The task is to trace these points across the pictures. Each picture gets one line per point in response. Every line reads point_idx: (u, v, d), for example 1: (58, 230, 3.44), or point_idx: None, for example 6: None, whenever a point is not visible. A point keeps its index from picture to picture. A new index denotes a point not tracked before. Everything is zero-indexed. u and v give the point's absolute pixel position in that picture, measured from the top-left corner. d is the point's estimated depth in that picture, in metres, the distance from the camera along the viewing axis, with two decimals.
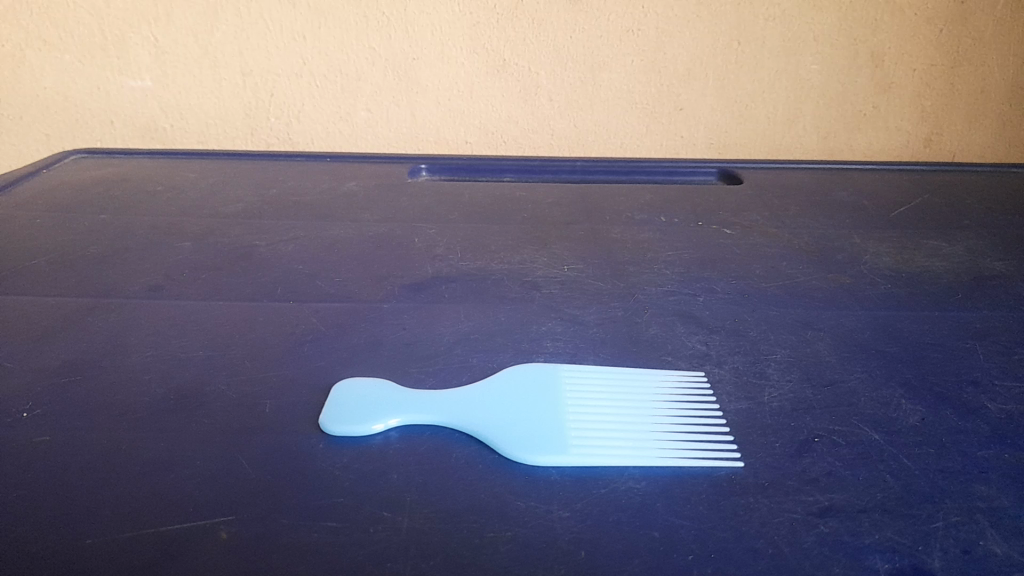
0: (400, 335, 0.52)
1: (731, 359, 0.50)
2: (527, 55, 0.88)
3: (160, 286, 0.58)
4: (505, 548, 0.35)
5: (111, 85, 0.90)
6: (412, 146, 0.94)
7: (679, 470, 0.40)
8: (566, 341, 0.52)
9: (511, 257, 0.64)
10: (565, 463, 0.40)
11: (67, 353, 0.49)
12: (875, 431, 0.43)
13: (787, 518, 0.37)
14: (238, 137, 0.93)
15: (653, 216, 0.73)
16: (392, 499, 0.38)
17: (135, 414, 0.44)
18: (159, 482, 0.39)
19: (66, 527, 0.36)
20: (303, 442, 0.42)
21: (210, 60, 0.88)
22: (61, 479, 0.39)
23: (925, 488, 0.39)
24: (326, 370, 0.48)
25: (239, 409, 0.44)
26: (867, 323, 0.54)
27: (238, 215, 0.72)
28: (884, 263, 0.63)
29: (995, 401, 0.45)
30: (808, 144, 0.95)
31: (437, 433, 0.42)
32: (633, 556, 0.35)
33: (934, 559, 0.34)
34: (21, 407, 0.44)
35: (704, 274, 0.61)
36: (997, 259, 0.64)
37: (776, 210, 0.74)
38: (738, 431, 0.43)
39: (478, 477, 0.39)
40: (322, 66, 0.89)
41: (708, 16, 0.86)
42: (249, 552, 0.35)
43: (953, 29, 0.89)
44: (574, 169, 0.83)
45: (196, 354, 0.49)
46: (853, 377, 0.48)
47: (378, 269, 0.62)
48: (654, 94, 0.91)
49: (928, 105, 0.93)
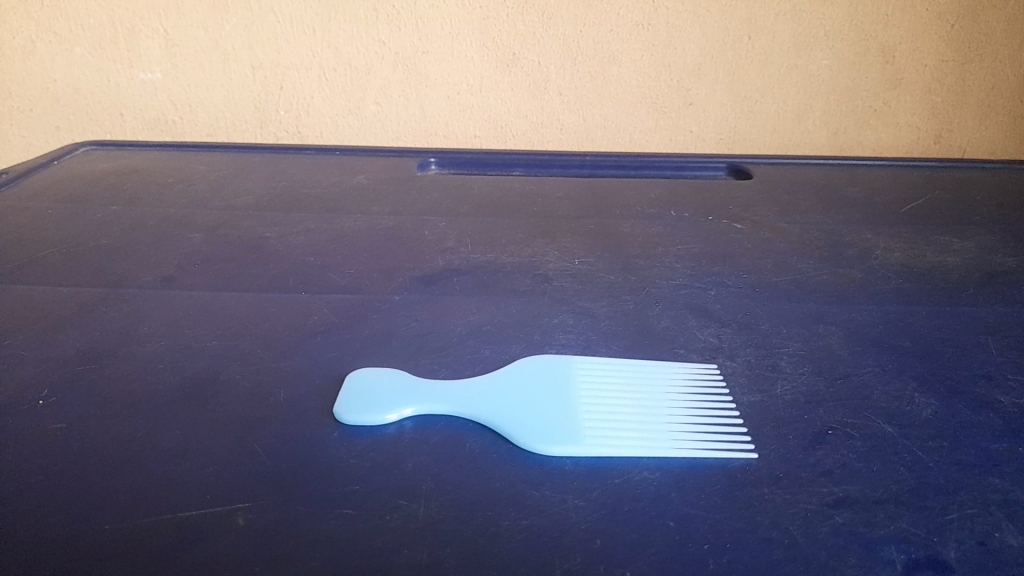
0: (412, 326, 0.52)
1: (743, 352, 0.50)
2: (536, 49, 0.88)
3: (172, 277, 0.58)
4: (521, 537, 0.35)
5: (121, 78, 0.90)
6: (420, 140, 0.94)
7: (693, 461, 0.40)
8: (578, 334, 0.52)
9: (521, 250, 0.64)
10: (579, 453, 0.40)
11: (81, 342, 0.49)
12: (888, 424, 0.43)
13: (802, 509, 0.37)
14: (248, 130, 0.93)
15: (662, 211, 0.73)
16: (408, 488, 0.38)
17: (150, 403, 0.44)
18: (175, 470, 0.39)
19: (85, 513, 0.36)
20: (318, 431, 0.42)
21: (220, 53, 0.89)
22: (79, 465, 0.39)
23: (939, 480, 0.39)
24: (339, 361, 0.48)
25: (254, 398, 0.44)
26: (878, 317, 0.54)
27: (248, 207, 0.72)
28: (895, 258, 0.63)
29: (1008, 396, 0.45)
30: (817, 140, 0.95)
31: (451, 423, 0.43)
32: (648, 545, 0.35)
33: (948, 550, 0.35)
34: (36, 395, 0.44)
35: (714, 268, 0.61)
36: (1008, 255, 0.64)
37: (786, 206, 0.74)
38: (751, 423, 0.43)
39: (492, 466, 0.39)
40: (331, 59, 0.89)
41: (718, 11, 0.86)
42: (267, 540, 0.35)
43: (964, 24, 0.88)
44: (583, 164, 0.83)
45: (209, 344, 0.49)
46: (865, 371, 0.48)
47: (389, 261, 0.62)
48: (663, 89, 0.91)
49: (938, 101, 0.93)
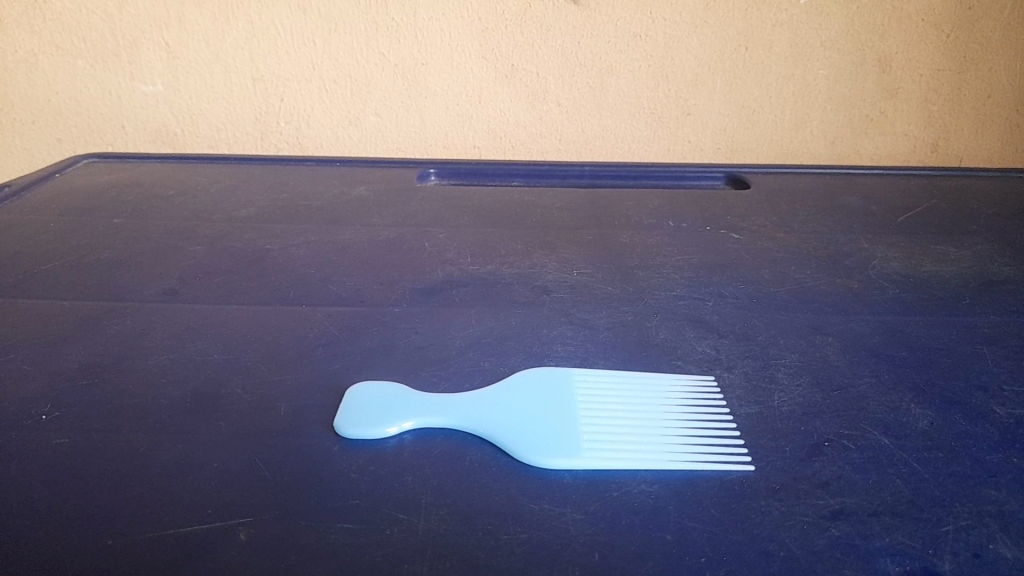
0: (413, 338, 0.53)
1: (741, 363, 0.50)
2: (535, 61, 0.89)
3: (175, 289, 0.59)
4: (520, 549, 0.36)
5: (124, 90, 0.91)
6: (421, 150, 0.95)
7: (692, 473, 0.40)
8: (577, 345, 0.52)
9: (521, 261, 0.65)
10: (577, 466, 0.40)
11: (86, 356, 0.50)
12: (885, 435, 0.43)
13: (799, 521, 0.37)
14: (249, 141, 0.94)
15: (661, 221, 0.73)
16: (408, 502, 0.38)
17: (152, 416, 0.44)
18: (178, 484, 0.39)
19: (89, 527, 0.36)
20: (320, 444, 0.42)
21: (221, 65, 0.89)
22: (81, 479, 0.39)
23: (935, 492, 0.39)
24: (340, 373, 0.49)
25: (256, 411, 0.45)
26: (875, 327, 0.54)
27: (250, 219, 0.73)
28: (892, 268, 0.64)
29: (1004, 406, 0.46)
30: (815, 149, 0.96)
31: (451, 436, 0.43)
32: (647, 558, 0.35)
33: (945, 562, 0.35)
34: (41, 409, 0.45)
35: (713, 278, 0.62)
36: (1005, 263, 0.64)
37: (784, 215, 0.75)
38: (748, 435, 0.43)
39: (493, 479, 0.40)
40: (332, 71, 0.89)
41: (715, 21, 0.87)
42: (268, 553, 0.35)
43: (960, 34, 0.89)
44: (583, 174, 0.84)
45: (212, 357, 0.50)
46: (862, 382, 0.48)
47: (390, 273, 0.62)
48: (662, 100, 0.92)
49: (935, 110, 0.94)
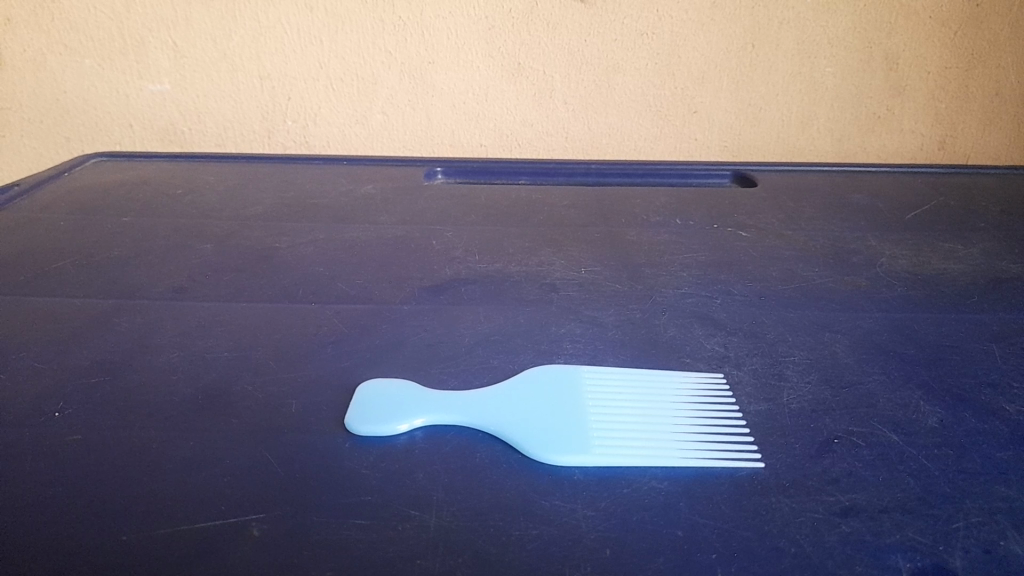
0: (421, 336, 0.53)
1: (749, 360, 0.50)
2: (541, 59, 0.89)
3: (185, 288, 0.59)
4: (530, 546, 0.36)
5: (131, 90, 0.92)
6: (427, 149, 0.95)
7: (701, 470, 0.40)
8: (585, 343, 0.52)
9: (527, 259, 0.65)
10: (588, 463, 0.40)
11: (97, 354, 0.50)
12: (894, 432, 0.43)
13: (809, 518, 0.37)
14: (255, 140, 0.94)
15: (668, 219, 0.73)
16: (419, 498, 0.39)
17: (162, 414, 0.44)
18: (189, 481, 0.39)
19: (103, 524, 0.37)
20: (331, 442, 0.42)
21: (228, 64, 0.90)
22: (95, 477, 0.40)
23: (944, 489, 0.39)
24: (349, 371, 0.49)
25: (266, 408, 0.45)
26: (884, 325, 0.54)
27: (257, 217, 0.73)
28: (899, 265, 0.64)
29: (1013, 403, 0.46)
30: (822, 147, 0.96)
31: (461, 433, 0.43)
32: (658, 554, 0.35)
33: (955, 559, 0.35)
34: (53, 407, 0.45)
35: (720, 276, 0.62)
36: (1012, 261, 0.64)
37: (791, 213, 0.75)
38: (757, 433, 0.43)
39: (503, 476, 0.40)
40: (338, 69, 0.90)
41: (722, 19, 0.87)
42: (280, 549, 0.36)
43: (967, 32, 0.89)
44: (589, 172, 0.84)
45: (222, 355, 0.50)
46: (871, 379, 0.48)
47: (398, 271, 0.63)
48: (668, 98, 0.92)
49: (942, 107, 0.94)
